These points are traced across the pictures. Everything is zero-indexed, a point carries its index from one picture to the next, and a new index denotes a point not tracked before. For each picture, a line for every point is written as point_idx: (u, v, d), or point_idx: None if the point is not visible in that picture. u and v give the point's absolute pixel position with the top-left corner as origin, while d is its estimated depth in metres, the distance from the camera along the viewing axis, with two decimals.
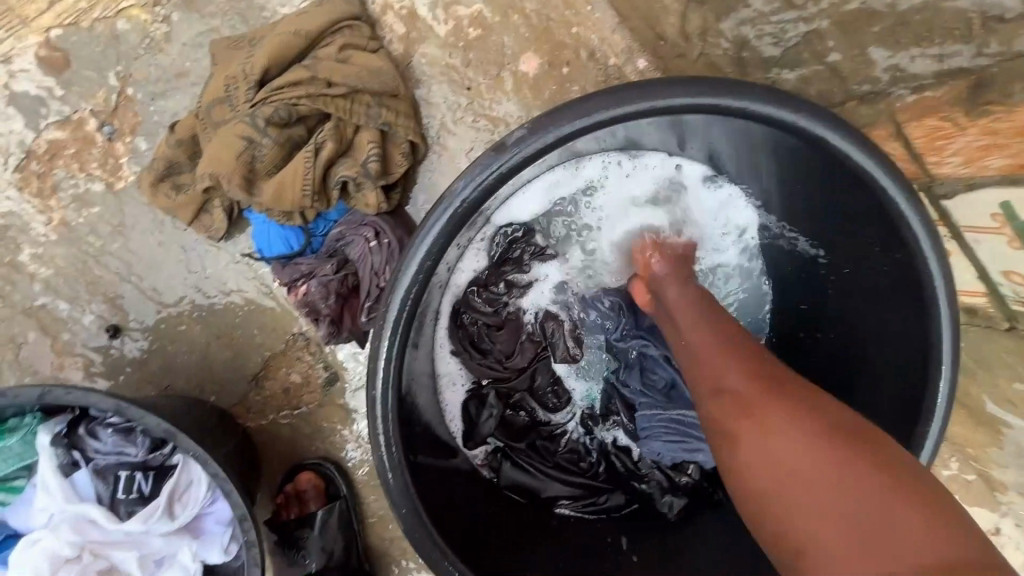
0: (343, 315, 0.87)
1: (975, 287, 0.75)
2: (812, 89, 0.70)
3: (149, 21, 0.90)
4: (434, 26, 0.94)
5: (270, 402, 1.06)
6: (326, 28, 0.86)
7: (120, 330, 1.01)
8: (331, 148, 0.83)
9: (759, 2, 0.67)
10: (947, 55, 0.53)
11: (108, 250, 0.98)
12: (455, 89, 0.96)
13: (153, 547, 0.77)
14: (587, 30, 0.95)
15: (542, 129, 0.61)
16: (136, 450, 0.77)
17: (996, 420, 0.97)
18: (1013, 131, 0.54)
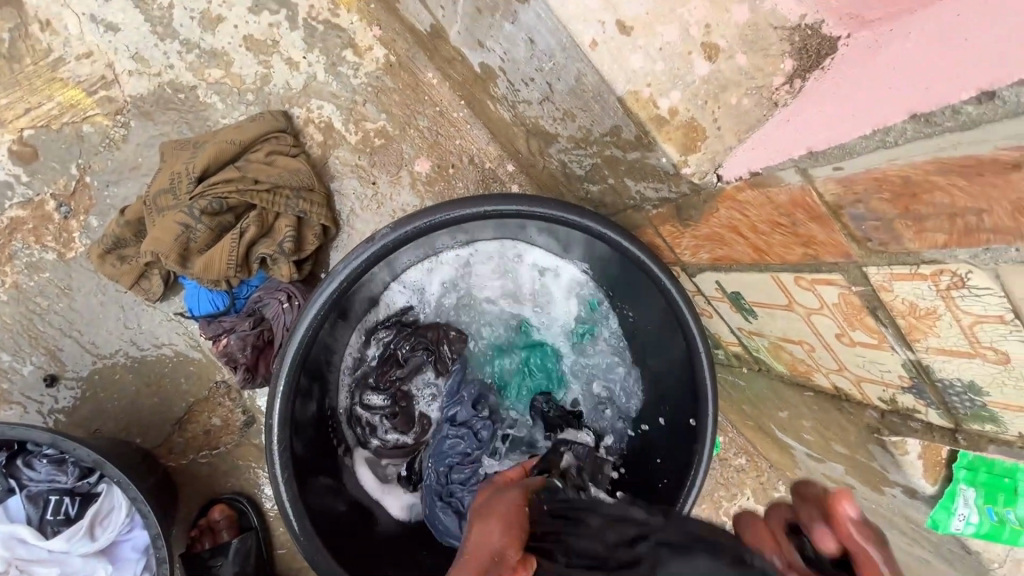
0: (257, 364, 1.06)
1: (732, 340, 1.04)
2: (606, 199, 1.00)
3: (110, 126, 1.12)
4: (346, 135, 1.20)
5: (191, 443, 1.20)
6: (257, 138, 1.11)
7: (56, 379, 1.15)
8: (254, 231, 1.05)
9: (564, 141, 0.97)
10: (658, 189, 0.83)
11: (53, 310, 1.14)
12: (363, 184, 1.21)
13: (72, 565, 0.90)
14: (468, 142, 1.25)
15: (400, 228, 0.86)
16: (66, 478, 0.91)
17: (786, 443, 1.24)
18: (703, 238, 0.83)
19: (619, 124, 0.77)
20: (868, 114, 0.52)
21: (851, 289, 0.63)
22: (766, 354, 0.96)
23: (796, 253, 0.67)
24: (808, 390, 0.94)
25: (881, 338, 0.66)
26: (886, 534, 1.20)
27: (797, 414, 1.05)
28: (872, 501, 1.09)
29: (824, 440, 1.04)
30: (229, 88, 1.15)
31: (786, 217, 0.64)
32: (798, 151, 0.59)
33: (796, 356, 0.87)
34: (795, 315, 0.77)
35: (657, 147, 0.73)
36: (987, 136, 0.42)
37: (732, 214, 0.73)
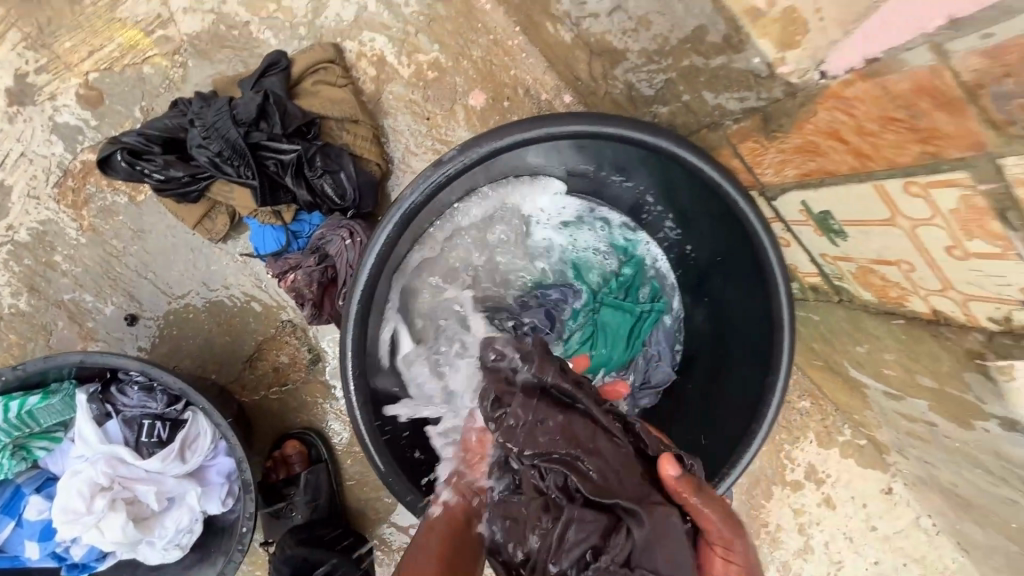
0: (323, 301, 1.08)
1: (810, 270, 0.98)
2: (678, 120, 0.94)
3: (169, 66, 1.12)
4: (399, 69, 1.17)
5: (263, 379, 1.25)
6: (306, 69, 1.08)
7: (137, 318, 1.20)
8: (315, 166, 1.02)
9: (633, 58, 0.91)
10: (743, 99, 0.77)
11: (129, 251, 1.18)
12: (417, 120, 1.19)
13: (167, 485, 0.96)
14: (523, 72, 1.19)
15: (468, 150, 0.84)
16: (157, 403, 0.96)
17: (859, 382, 1.19)
18: (791, 151, 0.77)
19: (705, 24, 0.71)
20: None
21: (977, 188, 0.57)
22: (851, 282, 0.90)
23: (912, 153, 0.61)
24: (897, 317, 0.88)
25: (1008, 245, 0.59)
26: (967, 475, 1.15)
27: (878, 347, 1.00)
28: (957, 437, 1.03)
29: (909, 373, 0.98)
30: (281, 23, 1.13)
31: (903, 111, 0.58)
32: (935, 22, 0.52)
33: (888, 279, 0.81)
34: (897, 230, 0.71)
35: (750, 45, 0.67)
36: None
37: (834, 115, 0.66)
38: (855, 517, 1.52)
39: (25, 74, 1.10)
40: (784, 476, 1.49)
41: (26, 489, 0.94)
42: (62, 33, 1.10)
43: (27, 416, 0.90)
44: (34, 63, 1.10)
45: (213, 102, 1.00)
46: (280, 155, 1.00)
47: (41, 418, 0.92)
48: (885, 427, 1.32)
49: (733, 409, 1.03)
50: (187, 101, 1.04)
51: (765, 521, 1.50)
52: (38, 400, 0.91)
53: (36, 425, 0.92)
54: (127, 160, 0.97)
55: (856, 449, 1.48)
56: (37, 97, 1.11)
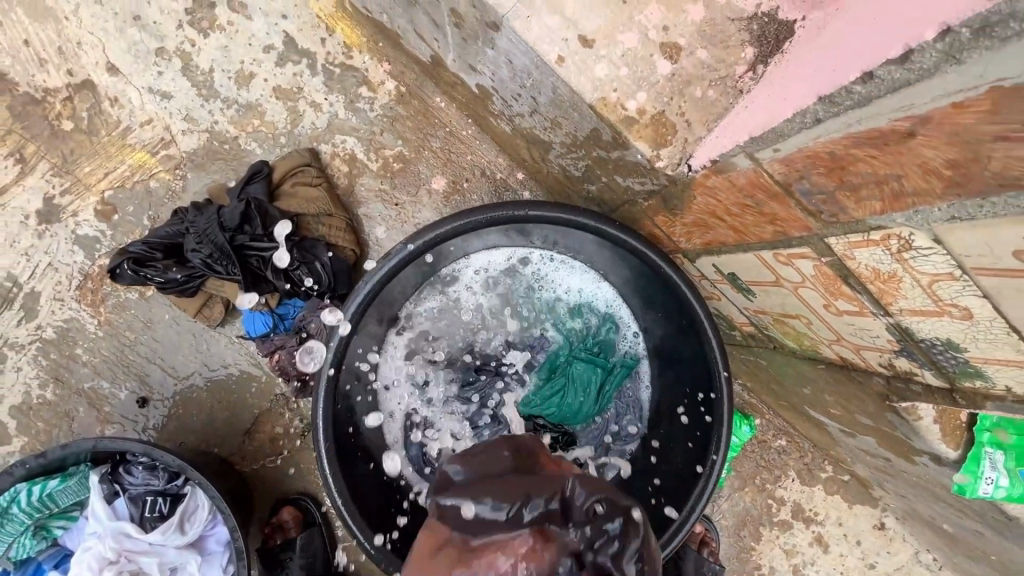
0: (307, 375, 1.20)
1: (743, 320, 1.06)
2: (604, 196, 1.05)
3: (171, 179, 1.30)
4: (368, 164, 1.33)
5: (260, 449, 1.36)
6: (286, 173, 1.24)
7: (147, 400, 1.34)
8: (295, 259, 1.17)
9: (557, 147, 1.04)
10: (644, 183, 0.88)
11: (139, 341, 1.33)
12: (387, 206, 1.33)
13: (168, 556, 1.06)
14: (478, 156, 1.34)
15: (415, 241, 0.97)
16: (159, 480, 1.07)
17: (819, 420, 1.23)
18: (691, 224, 0.87)
19: (597, 127, 0.84)
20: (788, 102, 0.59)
21: (822, 260, 0.66)
22: (775, 331, 0.98)
23: (769, 231, 0.70)
24: (820, 362, 0.95)
25: (862, 305, 0.67)
26: (936, 508, 1.16)
27: (818, 388, 1.05)
28: (910, 472, 1.06)
29: (849, 412, 1.03)
30: (264, 135, 1.31)
31: (750, 199, 0.68)
32: (742, 138, 0.65)
33: (798, 330, 0.89)
34: (785, 290, 0.80)
35: (631, 145, 0.79)
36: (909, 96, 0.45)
37: (707, 199, 0.77)
38: (850, 555, 1.51)
39: (52, 196, 1.30)
40: (771, 516, 1.50)
41: (46, 566, 1.07)
42: (82, 160, 1.30)
43: (47, 498, 1.02)
44: (59, 187, 1.29)
45: (205, 211, 1.16)
46: (263, 252, 1.15)
47: (59, 499, 1.04)
48: (857, 462, 1.34)
49: (686, 454, 1.10)
50: (184, 210, 1.21)
51: (758, 563, 1.50)
52: (57, 483, 1.03)
53: (55, 505, 1.04)
54: (132, 268, 1.13)
55: (840, 484, 1.49)
56: (62, 214, 1.30)
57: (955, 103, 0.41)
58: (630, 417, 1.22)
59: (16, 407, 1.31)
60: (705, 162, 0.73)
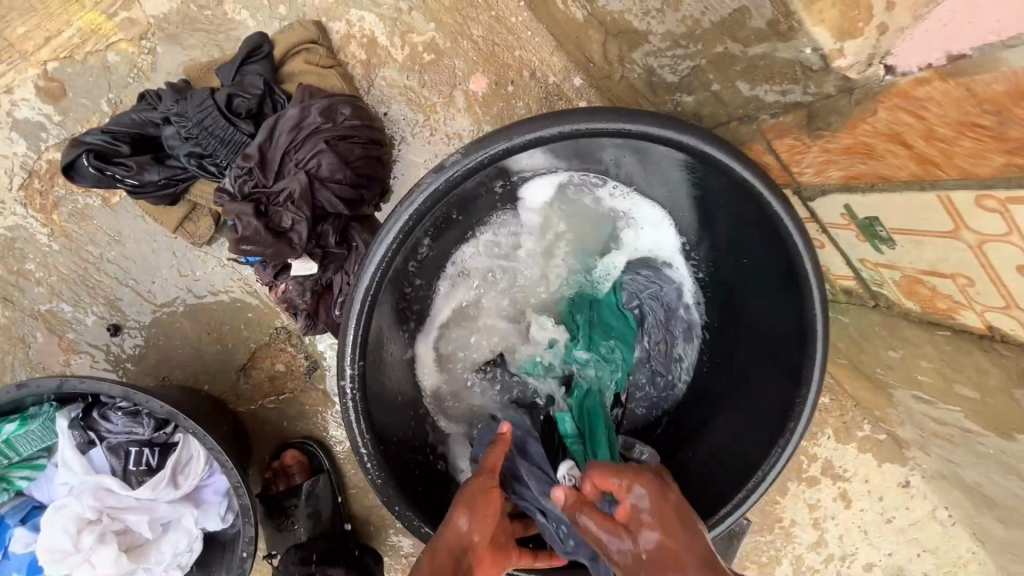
0: (318, 311, 0.97)
1: (846, 273, 0.90)
2: (705, 111, 0.85)
3: (136, 53, 1.01)
4: (392, 52, 1.06)
5: (258, 388, 1.19)
6: (287, 53, 0.97)
7: (120, 328, 1.13)
8: (322, 171, 0.87)
9: (656, 40, 0.81)
10: (786, 92, 0.68)
11: (107, 258, 1.09)
12: (414, 108, 1.08)
13: (160, 512, 0.91)
14: (528, 53, 1.08)
15: (475, 152, 0.74)
16: (144, 429, 0.90)
17: (886, 383, 1.13)
18: (839, 152, 0.68)
19: (746, 6, 0.61)
20: None
21: None
22: (893, 290, 0.83)
23: (992, 164, 0.52)
24: (943, 329, 0.81)
25: None
26: (996, 478, 1.11)
27: (915, 354, 0.93)
28: (993, 446, 0.98)
29: (946, 381, 0.92)
30: (258, 2, 1.01)
31: (989, 116, 0.49)
32: None
33: (939, 291, 0.74)
34: (959, 244, 0.63)
35: (803, 33, 0.58)
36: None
37: (896, 117, 0.57)
38: (870, 511, 1.49)
39: None
40: (799, 472, 1.45)
41: (10, 520, 0.88)
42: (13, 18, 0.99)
43: (4, 446, 0.85)
44: None
45: (190, 95, 0.89)
46: (281, 163, 0.87)
47: (20, 447, 0.87)
48: (907, 425, 1.26)
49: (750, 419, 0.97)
50: (156, 92, 0.94)
51: (780, 516, 1.47)
52: (15, 427, 0.85)
53: (15, 454, 0.87)
54: (94, 164, 0.88)
55: (874, 444, 1.43)
56: None
57: None
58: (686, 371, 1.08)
59: None
60: (936, 62, 0.52)
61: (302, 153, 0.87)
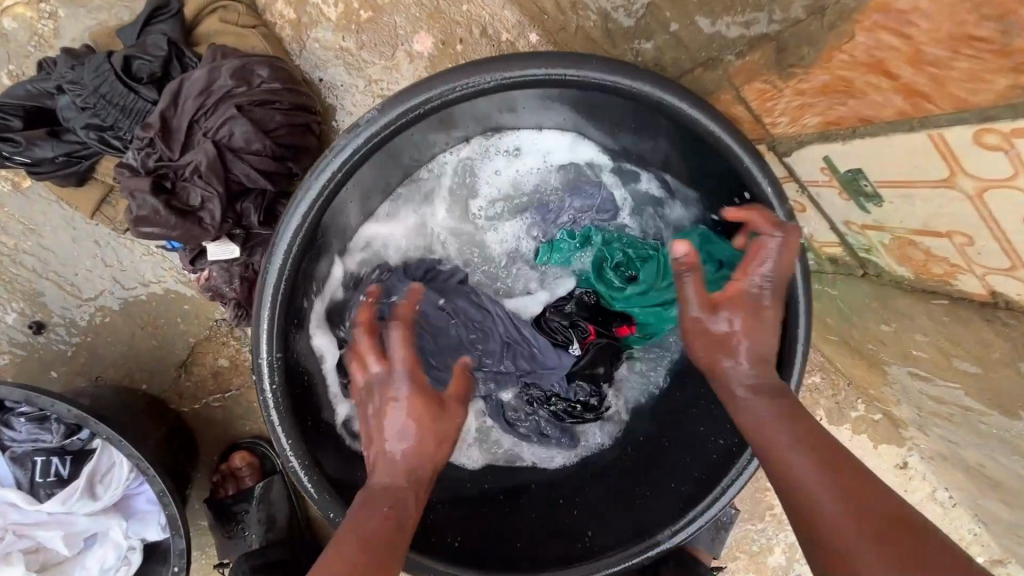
0: (250, 299, 0.88)
1: (830, 239, 0.81)
2: (667, 58, 0.74)
3: (36, 18, 0.90)
4: (325, 9, 0.95)
5: (202, 386, 1.10)
6: (203, 12, 0.87)
7: (44, 325, 1.03)
8: (235, 141, 0.77)
9: None
10: None
11: (23, 249, 1.00)
12: (352, 73, 0.98)
13: (79, 525, 0.83)
14: (477, 7, 0.97)
15: (391, 109, 0.64)
16: (53, 436, 0.81)
17: (880, 360, 1.04)
18: (815, 93, 0.58)
19: None
20: None
21: None
22: (882, 255, 0.73)
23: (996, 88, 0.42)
24: (939, 297, 0.72)
25: None
26: (999, 459, 1.02)
27: (909, 327, 0.84)
28: (997, 425, 0.89)
29: (944, 356, 0.83)
30: None
31: None
32: None
33: (934, 253, 0.64)
34: (956, 195, 0.54)
35: None
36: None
37: None
38: None
39: None
40: None
41: None
42: None
43: None
44: None
45: (86, 60, 0.80)
46: (189, 132, 0.77)
47: None
48: (903, 404, 1.18)
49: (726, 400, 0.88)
50: (53, 60, 0.83)
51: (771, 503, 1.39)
52: None
53: None
54: None
55: (869, 424, 1.35)
56: None
57: None
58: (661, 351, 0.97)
59: None
60: None
61: (208, 119, 0.77)
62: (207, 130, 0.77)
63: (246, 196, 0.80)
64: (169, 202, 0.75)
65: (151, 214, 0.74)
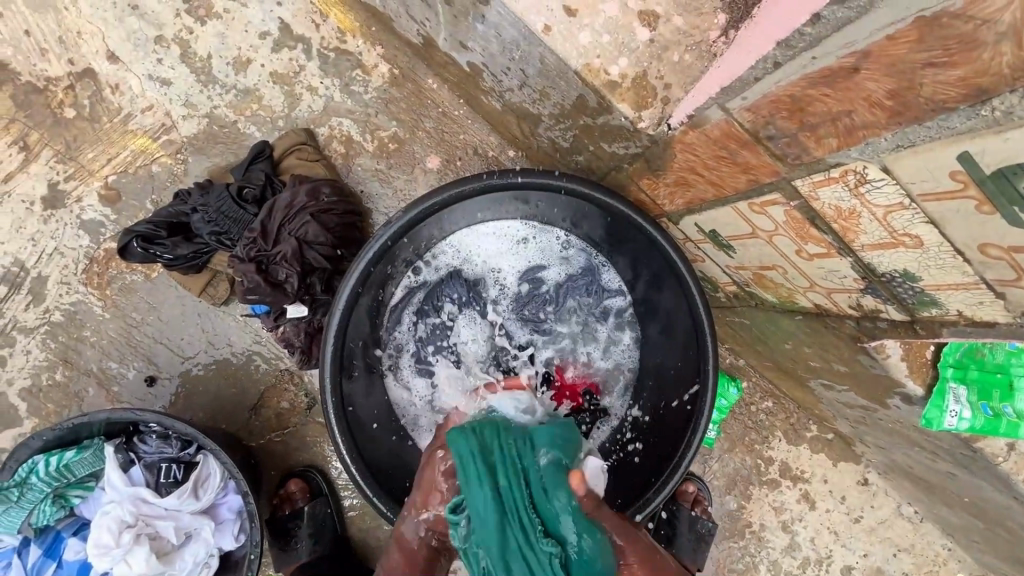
0: (311, 348, 1.22)
1: (727, 280, 1.12)
2: (593, 166, 1.11)
3: (174, 163, 1.34)
4: (365, 144, 1.37)
5: (268, 424, 1.40)
6: (286, 152, 1.29)
7: (155, 379, 1.38)
8: (309, 236, 1.15)
9: (547, 120, 1.09)
10: (628, 147, 0.94)
11: (146, 321, 1.37)
12: (383, 185, 1.38)
13: (184, 521, 1.11)
14: (470, 136, 1.38)
15: (410, 210, 1.04)
16: (171, 449, 1.14)
17: (802, 378, 1.29)
18: (674, 186, 0.93)
19: (582, 94, 0.89)
20: (746, 52, 0.67)
21: (791, 204, 0.71)
22: (756, 287, 1.04)
23: (743, 182, 0.76)
24: (798, 314, 1.01)
25: (829, 246, 0.73)
26: (913, 455, 1.22)
27: (797, 343, 1.12)
28: (887, 419, 1.12)
29: (826, 363, 1.09)
30: (262, 119, 1.35)
31: (726, 150, 0.74)
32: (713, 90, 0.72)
33: (776, 282, 0.95)
34: (762, 241, 0.86)
35: (615, 108, 0.85)
36: (847, 39, 0.53)
37: (687, 155, 0.82)
38: (836, 512, 1.57)
39: (57, 183, 1.33)
40: (760, 476, 1.56)
41: (65, 533, 1.11)
42: (85, 147, 1.33)
43: (64, 468, 1.05)
44: (63, 173, 1.33)
45: (211, 190, 1.21)
46: (278, 231, 1.15)
47: (75, 469, 1.07)
48: (839, 418, 1.40)
49: (675, 404, 1.17)
50: (188, 190, 1.25)
51: (748, 521, 1.56)
52: (73, 454, 1.06)
53: (71, 475, 1.07)
54: (141, 245, 1.18)
55: (825, 444, 1.55)
56: (67, 200, 1.33)
57: (887, 37, 0.49)
58: (625, 368, 1.28)
59: (27, 389, 1.35)
60: (684, 120, 0.79)
61: (292, 223, 1.15)
62: (290, 230, 1.15)
63: (314, 273, 1.16)
64: (263, 278, 1.12)
65: (253, 286, 1.11)
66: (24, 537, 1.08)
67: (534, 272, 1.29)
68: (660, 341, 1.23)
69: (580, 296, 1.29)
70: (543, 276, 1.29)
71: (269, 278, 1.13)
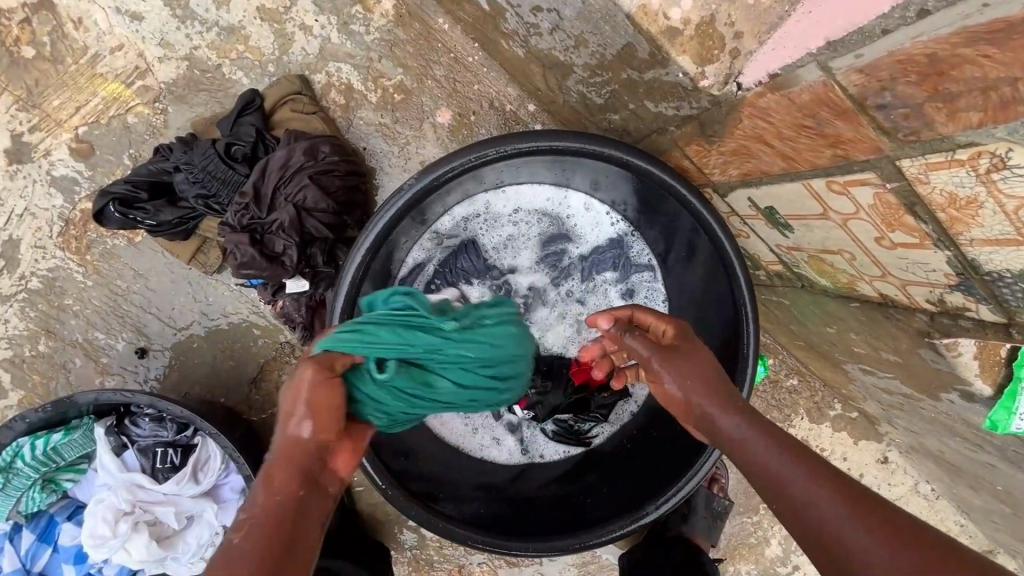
0: (313, 324, 1.12)
1: (772, 259, 1.02)
2: (630, 127, 0.97)
3: (151, 113, 1.19)
4: (367, 94, 1.21)
5: (268, 399, 1.33)
6: (278, 102, 1.14)
7: (146, 350, 1.29)
8: (308, 203, 1.02)
9: (580, 71, 0.94)
10: (679, 108, 0.81)
11: (133, 290, 1.26)
12: (388, 141, 1.23)
13: (185, 505, 1.05)
14: (485, 86, 1.23)
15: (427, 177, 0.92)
16: (167, 431, 1.05)
17: (837, 360, 1.21)
18: (731, 154, 0.81)
19: (631, 42, 0.75)
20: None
21: (886, 186, 0.60)
22: (808, 269, 0.93)
23: (826, 156, 0.64)
24: (853, 301, 0.91)
25: (924, 237, 0.62)
26: (950, 443, 1.17)
27: (844, 328, 1.03)
28: (932, 409, 1.05)
29: (875, 350, 1.01)
30: (249, 63, 1.19)
31: (811, 119, 0.63)
32: (816, 44, 0.59)
33: (836, 267, 0.84)
34: (833, 224, 0.75)
35: (673, 62, 0.71)
36: None
37: (755, 122, 0.71)
38: None
39: (21, 134, 1.18)
40: None
41: (59, 517, 1.05)
42: (49, 92, 1.17)
43: (52, 452, 0.99)
44: (27, 123, 1.18)
45: (195, 146, 1.07)
46: (273, 196, 1.02)
47: (64, 452, 1.01)
48: (869, 400, 1.33)
49: None
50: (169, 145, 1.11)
51: None
52: (61, 437, 0.99)
53: (60, 459, 1.01)
54: (120, 211, 1.06)
55: (848, 422, 1.50)
56: (33, 154, 1.19)
57: None
58: None
59: (8, 360, 1.26)
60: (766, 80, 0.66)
61: (289, 187, 1.02)
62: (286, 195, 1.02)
63: (316, 243, 1.04)
64: (258, 250, 1.00)
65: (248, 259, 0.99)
66: (15, 522, 1.03)
67: (556, 243, 1.17)
68: (691, 321, 1.14)
69: (607, 270, 1.18)
70: (566, 248, 1.17)
71: (264, 250, 1.01)
